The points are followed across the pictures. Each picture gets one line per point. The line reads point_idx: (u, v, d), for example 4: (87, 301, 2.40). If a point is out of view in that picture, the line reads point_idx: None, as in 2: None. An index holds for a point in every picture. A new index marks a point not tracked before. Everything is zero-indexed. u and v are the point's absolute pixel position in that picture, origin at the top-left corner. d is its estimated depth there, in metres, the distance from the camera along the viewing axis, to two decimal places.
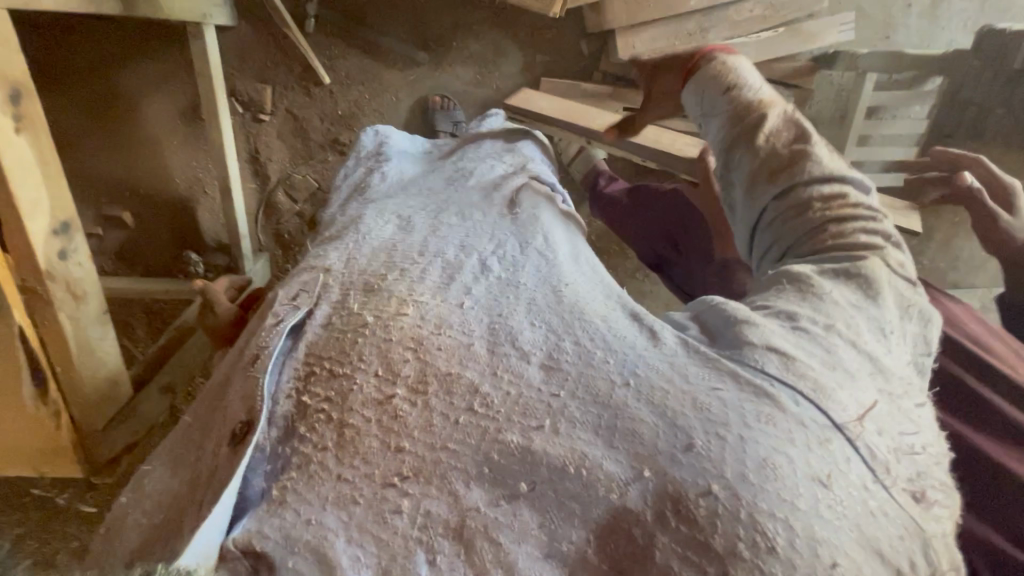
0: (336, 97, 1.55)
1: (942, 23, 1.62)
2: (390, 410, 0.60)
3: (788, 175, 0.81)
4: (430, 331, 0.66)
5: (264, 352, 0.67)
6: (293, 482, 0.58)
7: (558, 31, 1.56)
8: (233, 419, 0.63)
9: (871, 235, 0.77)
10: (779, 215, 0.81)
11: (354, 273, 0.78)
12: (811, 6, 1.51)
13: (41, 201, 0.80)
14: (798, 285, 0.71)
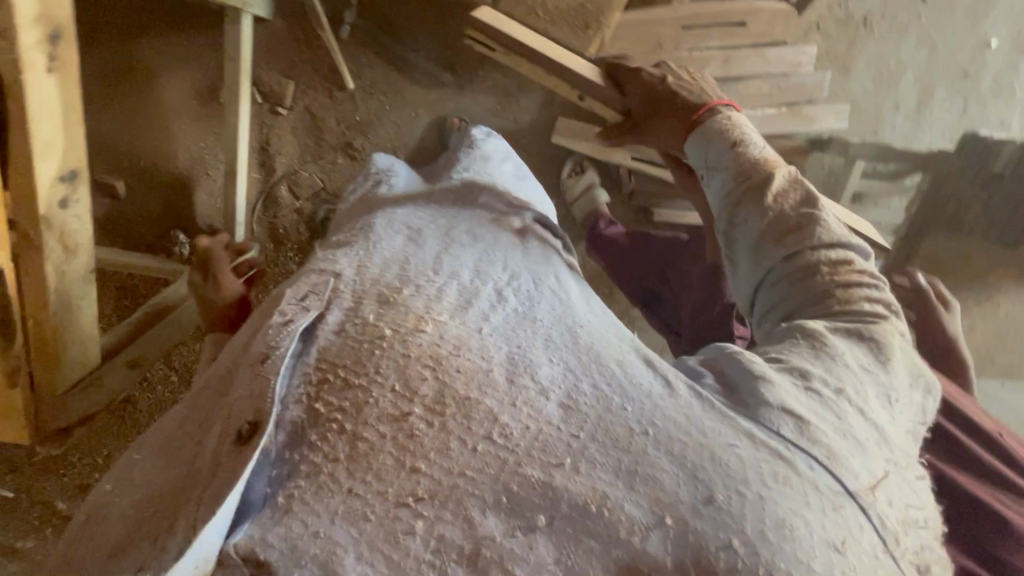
0: (356, 103, 1.58)
1: (923, 128, 1.75)
2: (408, 429, 0.63)
3: (797, 238, 0.86)
4: (449, 353, 0.70)
5: (275, 350, 0.68)
6: (300, 492, 0.60)
7: None
8: (238, 418, 0.63)
9: (874, 302, 0.83)
10: (784, 275, 0.86)
11: (364, 282, 0.80)
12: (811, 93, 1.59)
13: (55, 145, 0.77)
14: (811, 342, 0.77)
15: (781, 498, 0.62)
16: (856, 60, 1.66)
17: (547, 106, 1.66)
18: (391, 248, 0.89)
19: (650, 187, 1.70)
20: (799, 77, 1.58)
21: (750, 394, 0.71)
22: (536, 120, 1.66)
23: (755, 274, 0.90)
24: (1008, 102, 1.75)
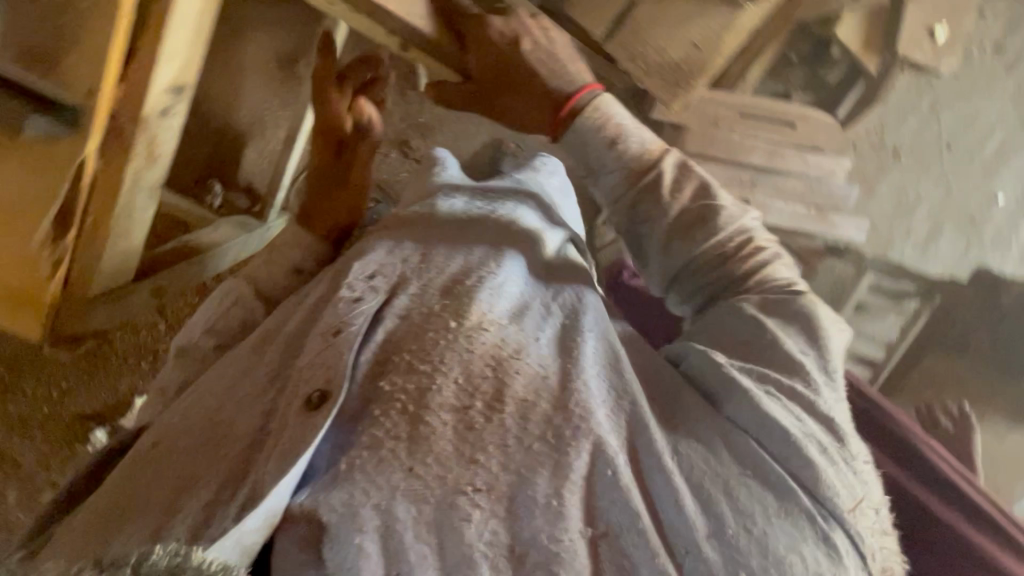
0: (424, 106, 1.64)
1: (928, 259, 1.87)
2: (470, 420, 0.69)
3: (706, 230, 0.86)
4: (509, 354, 0.75)
5: (348, 324, 0.75)
6: (365, 459, 0.66)
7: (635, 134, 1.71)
8: (310, 384, 0.71)
9: (780, 270, 0.86)
10: (692, 266, 0.87)
11: (428, 269, 0.84)
12: (840, 203, 1.71)
13: (179, 56, 0.78)
14: (745, 335, 0.78)
15: (777, 528, 0.66)
16: (881, 182, 1.80)
17: None
18: (421, 224, 0.90)
19: None
20: (835, 187, 1.70)
21: (743, 412, 0.72)
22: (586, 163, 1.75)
23: (670, 268, 0.88)
24: (1007, 251, 1.89)
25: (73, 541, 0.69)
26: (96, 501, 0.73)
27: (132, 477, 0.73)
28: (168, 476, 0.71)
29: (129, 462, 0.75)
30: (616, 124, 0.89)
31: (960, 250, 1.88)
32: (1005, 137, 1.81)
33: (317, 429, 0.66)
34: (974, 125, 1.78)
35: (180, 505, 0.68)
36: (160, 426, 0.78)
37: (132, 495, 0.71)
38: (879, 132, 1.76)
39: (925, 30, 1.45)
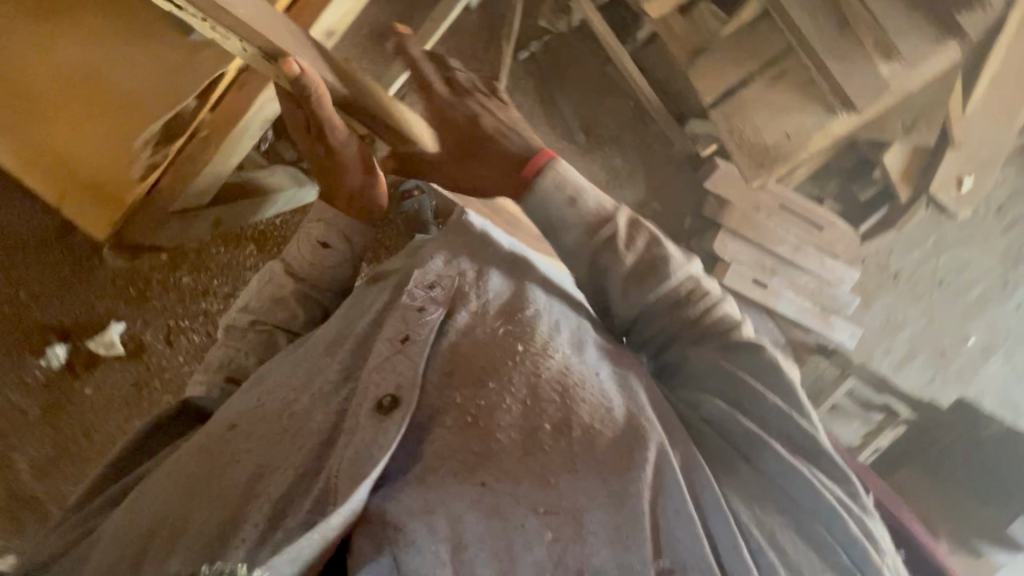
0: None
1: (902, 376, 2.02)
2: (539, 443, 0.71)
3: (656, 280, 0.83)
4: (575, 381, 0.76)
5: (416, 332, 0.79)
6: (439, 465, 0.71)
7: (678, 197, 1.80)
8: (382, 387, 0.74)
9: (728, 312, 0.86)
10: (660, 310, 0.85)
11: (486, 296, 0.85)
12: (836, 308, 1.82)
13: None
14: (729, 395, 0.80)
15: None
16: (875, 299, 1.97)
17: (641, 206, 1.78)
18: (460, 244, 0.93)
19: None
20: (836, 291, 1.81)
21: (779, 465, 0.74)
22: None
23: (626, 320, 0.87)
24: (968, 391, 2.04)
25: (140, 529, 0.70)
26: (160, 489, 0.74)
27: (198, 468, 0.74)
28: (237, 470, 0.72)
29: (191, 454, 0.76)
30: (572, 182, 0.87)
31: (930, 376, 2.02)
32: (987, 288, 1.99)
33: (389, 434, 0.70)
34: (963, 271, 1.97)
35: (255, 498, 0.69)
36: (226, 416, 0.80)
37: (198, 483, 0.72)
38: (882, 257, 1.94)
39: (955, 178, 1.59)
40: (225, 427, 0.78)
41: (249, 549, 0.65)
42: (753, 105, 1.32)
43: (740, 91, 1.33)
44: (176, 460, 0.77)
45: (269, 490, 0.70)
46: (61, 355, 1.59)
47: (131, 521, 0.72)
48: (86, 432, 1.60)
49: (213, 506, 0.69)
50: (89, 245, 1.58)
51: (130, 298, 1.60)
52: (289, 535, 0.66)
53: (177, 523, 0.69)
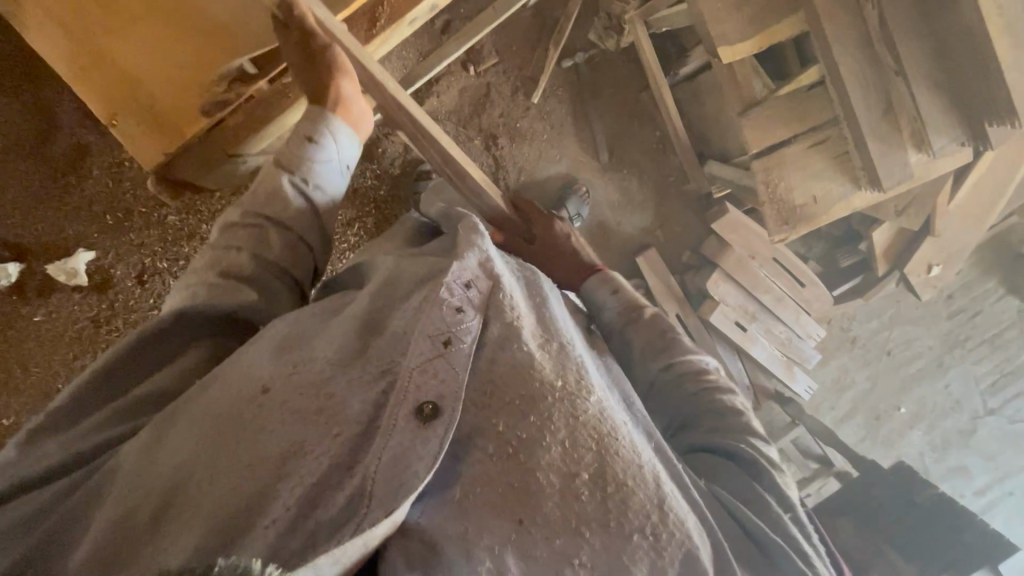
0: (526, 114, 1.69)
1: (843, 430, 2.20)
2: (574, 491, 0.66)
3: (670, 354, 0.96)
4: (608, 429, 0.70)
5: (459, 338, 0.69)
6: (476, 494, 0.65)
7: (678, 231, 1.91)
8: (422, 394, 0.65)
9: (736, 403, 0.92)
10: (666, 382, 0.95)
11: (524, 316, 0.76)
12: (802, 359, 1.93)
13: None
14: (733, 476, 0.82)
15: None
16: (833, 357, 2.13)
17: (647, 231, 1.89)
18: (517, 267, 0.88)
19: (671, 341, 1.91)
20: (803, 344, 1.92)
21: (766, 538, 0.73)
22: (633, 236, 1.88)
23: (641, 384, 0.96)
24: (892, 453, 2.24)
25: (157, 481, 0.60)
26: (182, 439, 0.63)
27: (223, 427, 0.63)
28: (270, 443, 0.61)
29: (219, 406, 0.65)
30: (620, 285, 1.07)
31: (863, 434, 2.22)
32: (926, 364, 2.20)
33: (429, 446, 0.62)
34: (909, 345, 2.17)
35: (284, 480, 0.59)
36: (255, 374, 0.67)
37: (225, 442, 0.62)
38: (846, 321, 2.11)
39: (925, 264, 1.76)
40: (257, 389, 0.66)
41: (276, 535, 0.56)
42: (791, 163, 1.38)
43: (782, 147, 1.38)
44: (200, 406, 0.66)
45: (300, 474, 0.60)
46: (13, 273, 1.43)
47: (145, 468, 0.61)
48: (24, 363, 1.46)
49: (241, 476, 0.59)
50: (70, 159, 1.43)
51: (105, 228, 1.47)
52: (320, 529, 0.57)
53: (199, 481, 0.59)
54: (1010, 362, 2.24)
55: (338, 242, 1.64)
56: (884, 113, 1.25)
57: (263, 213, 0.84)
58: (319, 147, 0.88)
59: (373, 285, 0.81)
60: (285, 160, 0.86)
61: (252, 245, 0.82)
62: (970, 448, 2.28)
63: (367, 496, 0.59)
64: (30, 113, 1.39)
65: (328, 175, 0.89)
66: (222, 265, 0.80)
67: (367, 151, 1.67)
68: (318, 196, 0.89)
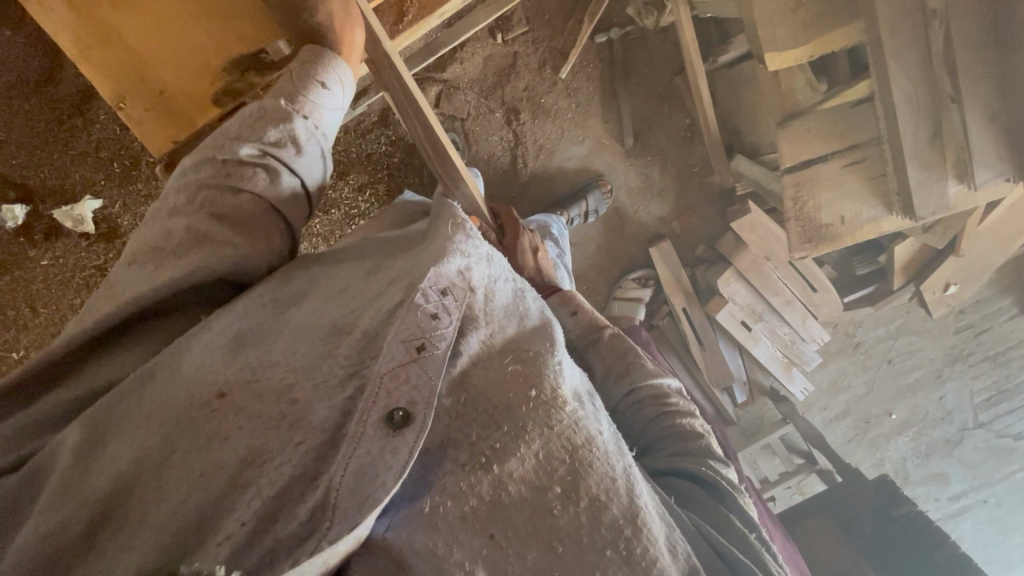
0: (552, 89, 1.62)
1: (832, 430, 2.24)
2: (547, 506, 0.67)
3: (631, 379, 0.93)
4: (583, 444, 0.71)
5: (433, 343, 0.68)
6: (448, 507, 0.65)
7: (695, 224, 1.86)
8: (394, 398, 0.64)
9: (699, 424, 0.91)
10: (627, 409, 0.92)
11: (499, 324, 0.76)
12: (800, 361, 1.91)
13: None
14: (702, 503, 0.82)
15: None
16: (833, 360, 2.14)
17: (664, 221, 1.85)
18: (505, 268, 0.83)
19: (674, 332, 1.91)
20: (803, 346, 1.89)
21: (738, 562, 0.74)
22: (649, 225, 1.84)
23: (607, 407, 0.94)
24: (875, 455, 2.29)
25: (97, 487, 0.58)
26: (123, 445, 0.61)
27: (175, 431, 0.61)
28: (223, 451, 0.61)
29: (168, 408, 0.63)
30: (576, 304, 1.01)
31: (849, 436, 2.26)
32: (925, 375, 2.20)
33: (399, 454, 0.61)
34: (911, 355, 2.17)
35: (242, 490, 0.59)
36: (210, 375, 0.65)
37: (176, 448, 0.60)
38: (852, 326, 2.11)
39: (942, 283, 1.74)
40: (212, 393, 0.63)
41: (231, 550, 0.56)
42: (824, 183, 1.37)
43: (817, 165, 1.38)
44: (146, 404, 0.64)
45: (258, 485, 0.59)
46: (20, 215, 1.41)
47: (77, 477, 0.58)
48: (31, 303, 1.47)
49: (192, 485, 0.59)
50: (75, 101, 1.38)
51: (111, 175, 1.44)
52: (280, 544, 0.58)
53: (147, 489, 0.59)
54: (1008, 379, 2.24)
55: (347, 209, 1.61)
56: (930, 139, 1.20)
57: (266, 151, 0.78)
58: (329, 91, 0.84)
59: (326, 287, 0.79)
60: (292, 97, 0.81)
61: (251, 187, 0.77)
62: (952, 456, 2.32)
63: (330, 508, 0.59)
64: (34, 50, 1.33)
65: (334, 120, 0.86)
66: (210, 207, 0.75)
67: (383, 117, 1.62)
68: (324, 141, 0.84)
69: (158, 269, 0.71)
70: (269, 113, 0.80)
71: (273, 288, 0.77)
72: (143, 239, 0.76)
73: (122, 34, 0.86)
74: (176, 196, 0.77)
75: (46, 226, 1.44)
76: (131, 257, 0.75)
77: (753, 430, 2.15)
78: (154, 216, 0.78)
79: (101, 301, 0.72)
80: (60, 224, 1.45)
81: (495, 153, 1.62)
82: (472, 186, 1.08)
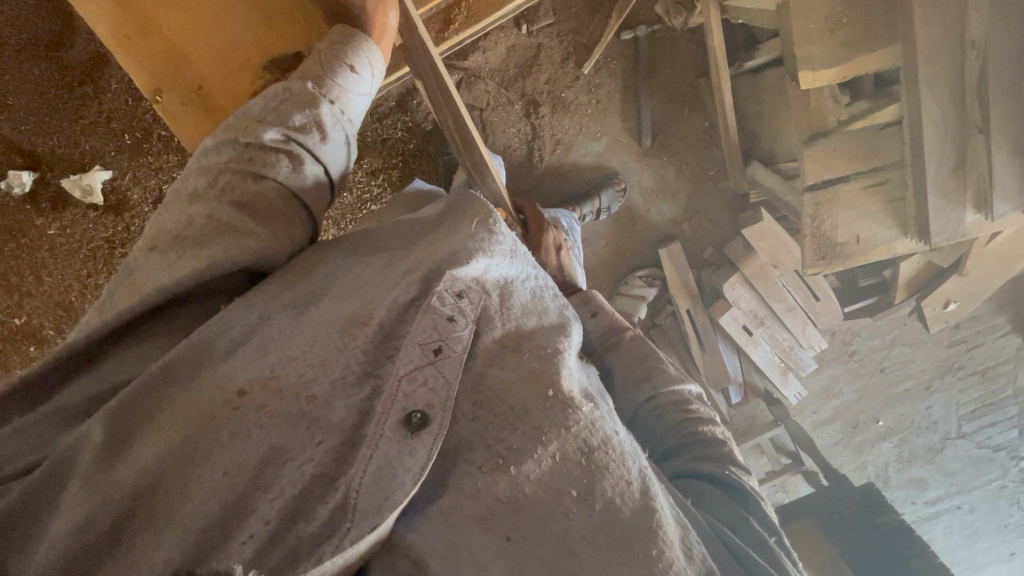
0: (574, 83, 1.60)
1: (821, 432, 2.30)
2: (561, 507, 0.67)
3: (651, 386, 0.93)
4: (597, 444, 0.70)
5: (450, 346, 0.69)
6: (466, 509, 0.66)
7: (706, 226, 1.87)
8: (414, 399, 0.65)
9: (718, 430, 0.93)
10: (647, 414, 0.93)
11: (517, 322, 0.76)
12: (800, 367, 1.93)
13: None
14: (720, 506, 0.82)
15: None
16: (826, 366, 2.19)
17: (675, 222, 1.85)
18: (529, 262, 0.84)
19: (676, 331, 1.93)
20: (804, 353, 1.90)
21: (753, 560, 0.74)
22: (660, 226, 1.85)
23: (622, 412, 0.95)
24: (859, 459, 2.36)
25: (120, 485, 0.57)
26: (143, 445, 0.60)
27: (196, 430, 0.61)
28: (245, 449, 0.60)
29: (192, 408, 0.62)
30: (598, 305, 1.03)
31: (836, 440, 2.32)
32: (915, 385, 2.26)
33: (417, 455, 0.63)
34: (903, 365, 2.22)
35: (264, 490, 0.59)
36: (231, 375, 0.64)
37: (198, 447, 0.60)
38: (849, 335, 2.14)
39: (943, 300, 1.77)
40: (232, 393, 0.63)
41: (255, 548, 0.57)
42: (844, 204, 1.44)
43: (838, 185, 1.44)
44: (171, 403, 0.63)
45: (281, 484, 0.60)
46: (27, 182, 1.38)
47: (100, 473, 0.58)
48: (36, 271, 1.46)
49: (215, 483, 0.58)
50: (86, 68, 1.35)
51: (122, 147, 1.41)
52: (302, 543, 0.59)
53: (170, 488, 0.58)
54: (994, 394, 2.29)
55: (359, 194, 1.59)
56: (953, 168, 1.29)
57: (291, 137, 0.76)
58: (357, 76, 0.82)
59: (344, 282, 0.77)
60: (319, 80, 0.79)
61: (274, 174, 0.75)
62: (932, 463, 2.39)
63: (351, 509, 0.60)
64: (46, 13, 1.30)
65: (361, 105, 0.84)
66: (232, 194, 0.73)
67: (401, 102, 1.60)
68: (349, 128, 0.82)
69: (181, 259, 0.69)
70: (295, 96, 0.78)
71: (293, 281, 0.75)
72: (164, 224, 0.74)
73: (160, 27, 0.88)
74: (197, 181, 0.75)
75: (52, 194, 1.41)
76: (149, 244, 0.73)
77: (745, 429, 2.19)
78: (172, 201, 0.76)
79: (121, 290, 0.71)
80: (68, 193, 1.42)
81: (512, 145, 1.60)
82: (498, 178, 1.07)
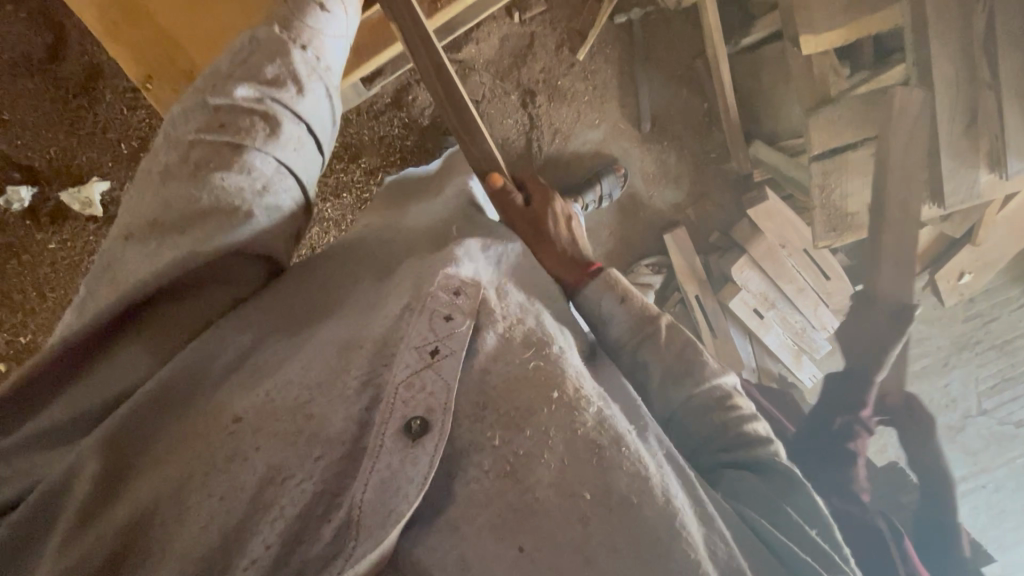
0: (570, 70, 1.59)
1: None
2: (577, 512, 0.61)
3: (692, 382, 0.82)
4: (610, 441, 0.65)
5: (448, 344, 0.66)
6: (477, 518, 0.62)
7: (710, 212, 1.85)
8: (413, 406, 0.62)
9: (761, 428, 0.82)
10: (685, 413, 0.83)
11: (513, 310, 0.74)
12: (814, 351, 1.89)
13: None
14: (766, 510, 0.75)
15: None
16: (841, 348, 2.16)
17: (678, 208, 1.83)
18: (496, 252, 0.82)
19: (686, 321, 1.89)
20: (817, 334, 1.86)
21: (801, 563, 0.68)
22: (664, 212, 1.82)
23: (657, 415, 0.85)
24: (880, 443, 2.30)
25: (114, 519, 0.55)
26: (142, 481, 0.58)
27: (190, 456, 0.58)
28: (244, 471, 0.57)
29: (195, 444, 0.59)
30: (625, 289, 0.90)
31: None
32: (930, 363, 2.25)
33: (418, 465, 0.60)
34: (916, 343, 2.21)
35: (264, 511, 0.56)
36: (228, 404, 0.62)
37: (195, 475, 0.57)
38: None
39: (957, 272, 1.74)
40: (229, 419, 0.60)
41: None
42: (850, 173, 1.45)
43: (846, 153, 1.44)
44: (170, 431, 0.61)
45: (281, 505, 0.56)
46: (26, 197, 1.39)
47: (101, 506, 0.56)
48: (38, 287, 1.44)
49: (212, 513, 0.55)
50: (80, 79, 1.35)
51: (119, 157, 1.41)
52: (308, 565, 0.56)
53: (166, 518, 0.56)
54: (1013, 367, 2.25)
55: (358, 192, 1.57)
56: (966, 127, 1.29)
57: (265, 94, 0.72)
58: (330, 14, 0.80)
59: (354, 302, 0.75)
60: (286, 23, 0.77)
61: (251, 141, 0.71)
62: (953, 444, 2.34)
63: (354, 526, 0.57)
64: (39, 26, 1.30)
65: (336, 48, 0.82)
66: (207, 167, 0.69)
67: (396, 99, 1.59)
68: (326, 77, 0.79)
69: (161, 247, 0.66)
70: (263, 46, 0.75)
71: (292, 305, 0.74)
72: (137, 210, 0.70)
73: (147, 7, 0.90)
74: (168, 154, 0.71)
75: (51, 208, 1.40)
76: (124, 234, 0.69)
77: None
78: (145, 179, 0.71)
79: (98, 293, 0.67)
80: (66, 206, 1.41)
81: (510, 136, 1.59)
82: (491, 139, 0.94)
